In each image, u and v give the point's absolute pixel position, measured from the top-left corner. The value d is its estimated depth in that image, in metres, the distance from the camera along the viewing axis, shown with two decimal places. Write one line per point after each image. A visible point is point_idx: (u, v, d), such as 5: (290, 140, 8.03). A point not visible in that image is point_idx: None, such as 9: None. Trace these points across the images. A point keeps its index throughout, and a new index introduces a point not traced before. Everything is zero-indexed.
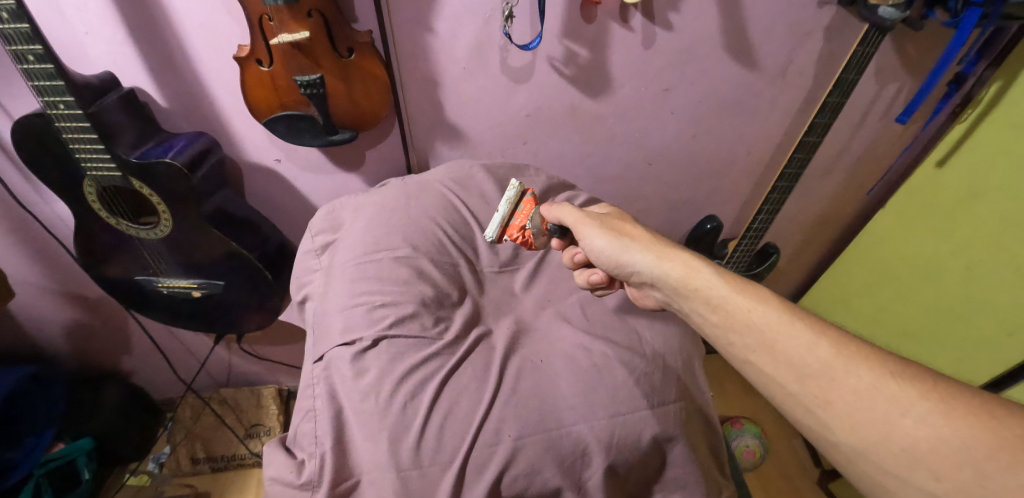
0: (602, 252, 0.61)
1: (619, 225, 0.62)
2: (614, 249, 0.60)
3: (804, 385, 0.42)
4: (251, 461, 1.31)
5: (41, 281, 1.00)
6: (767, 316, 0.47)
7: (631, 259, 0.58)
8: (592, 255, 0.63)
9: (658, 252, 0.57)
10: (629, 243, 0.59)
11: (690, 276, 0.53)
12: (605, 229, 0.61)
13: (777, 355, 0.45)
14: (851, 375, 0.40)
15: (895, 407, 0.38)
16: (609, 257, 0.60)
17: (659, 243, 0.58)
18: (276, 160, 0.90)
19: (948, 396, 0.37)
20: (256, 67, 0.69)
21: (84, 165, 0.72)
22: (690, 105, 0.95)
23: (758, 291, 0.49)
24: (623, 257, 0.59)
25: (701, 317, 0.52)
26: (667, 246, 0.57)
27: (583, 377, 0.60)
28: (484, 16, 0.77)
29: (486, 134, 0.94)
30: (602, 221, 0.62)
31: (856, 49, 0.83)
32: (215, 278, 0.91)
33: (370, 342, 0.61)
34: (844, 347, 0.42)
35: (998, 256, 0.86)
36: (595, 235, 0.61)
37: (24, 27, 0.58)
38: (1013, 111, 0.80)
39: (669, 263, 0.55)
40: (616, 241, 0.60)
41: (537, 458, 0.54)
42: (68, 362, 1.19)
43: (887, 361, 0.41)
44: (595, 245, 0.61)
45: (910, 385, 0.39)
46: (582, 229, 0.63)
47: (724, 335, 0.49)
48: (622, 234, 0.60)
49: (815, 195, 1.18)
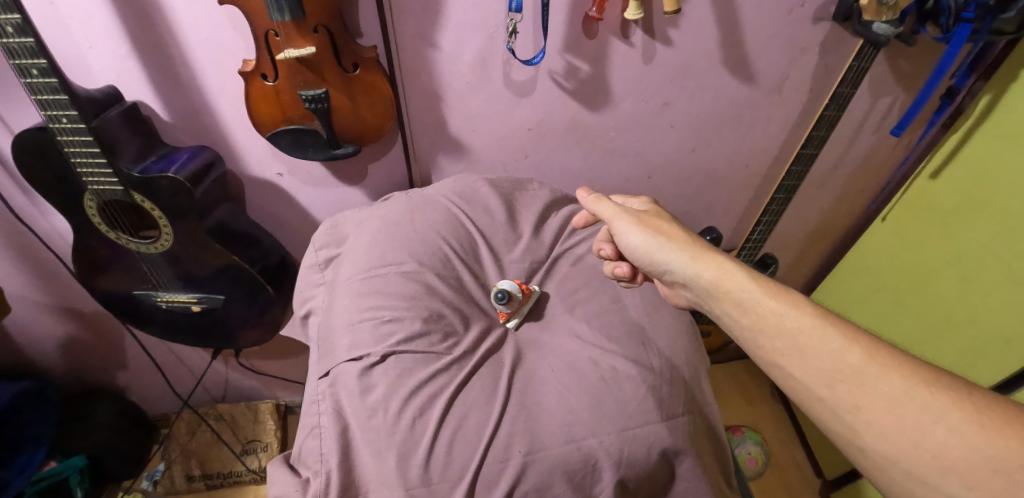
0: (637, 249, 0.62)
1: (657, 222, 0.62)
2: (649, 246, 0.60)
3: (835, 391, 0.43)
4: (247, 478, 1.29)
5: (36, 296, 0.98)
6: (800, 322, 0.47)
7: (665, 258, 0.58)
8: (627, 251, 0.64)
9: (692, 253, 0.57)
10: (665, 243, 0.59)
11: (723, 278, 0.53)
12: (642, 226, 0.61)
13: (807, 360, 0.45)
14: (884, 383, 0.41)
15: (927, 415, 0.38)
16: (643, 254, 0.61)
17: (695, 243, 0.58)
18: (279, 174, 0.90)
19: (981, 405, 0.37)
20: (262, 82, 0.70)
21: (84, 179, 0.72)
22: (690, 118, 0.96)
23: (792, 296, 0.49)
24: (657, 256, 0.59)
25: (731, 319, 0.52)
26: (701, 247, 0.57)
27: (591, 390, 0.59)
28: (488, 32, 0.77)
29: (488, 148, 0.95)
30: (640, 218, 0.62)
31: (851, 64, 0.85)
32: (215, 293, 0.90)
33: (377, 358, 0.60)
34: (877, 354, 0.43)
35: (992, 264, 0.86)
36: (631, 232, 0.62)
37: (29, 40, 0.57)
38: (1005, 122, 0.81)
39: (703, 264, 0.55)
40: (652, 239, 0.60)
41: (548, 474, 0.53)
42: (61, 378, 1.17)
43: (921, 368, 0.41)
44: (630, 241, 0.62)
45: (944, 394, 0.39)
46: (618, 225, 0.63)
47: (754, 339, 0.49)
48: (659, 231, 0.60)
49: (811, 208, 1.20)
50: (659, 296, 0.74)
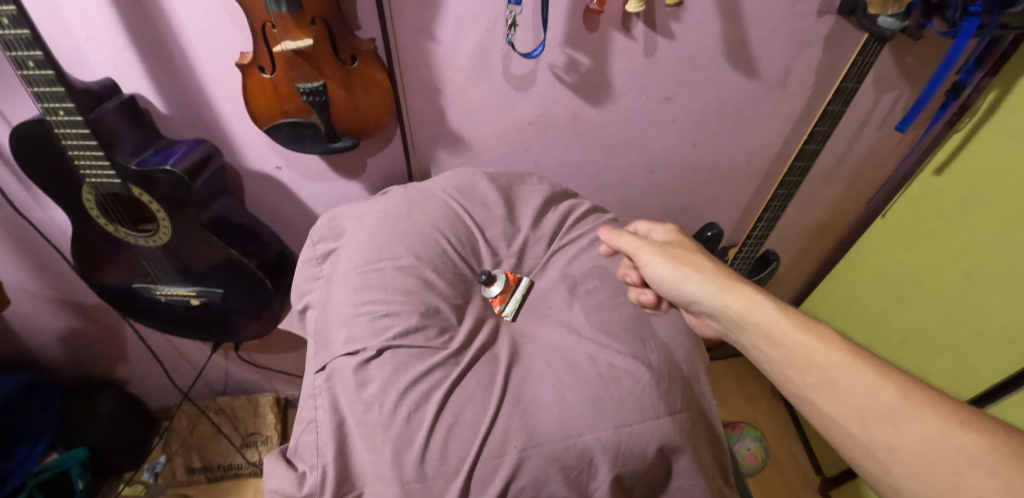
0: (663, 280, 0.60)
1: (682, 253, 0.60)
2: (675, 277, 0.59)
3: (867, 428, 0.42)
4: (247, 471, 1.30)
5: (37, 289, 0.99)
6: (831, 356, 0.46)
7: (692, 289, 0.57)
8: (652, 281, 0.62)
9: (719, 283, 0.55)
10: (691, 273, 0.57)
11: (752, 310, 0.52)
12: (668, 257, 0.60)
13: (839, 395, 0.44)
14: (917, 422, 0.40)
15: (963, 457, 0.37)
16: (669, 285, 0.60)
17: (721, 274, 0.57)
18: (277, 167, 0.89)
19: (1020, 450, 0.36)
20: (259, 75, 0.69)
21: (82, 172, 0.71)
22: (692, 113, 0.95)
23: (822, 329, 0.48)
24: (683, 287, 0.58)
25: (761, 352, 0.51)
26: (729, 278, 0.56)
27: (588, 386, 0.59)
28: (487, 25, 0.77)
29: (488, 143, 0.94)
30: (664, 249, 0.61)
31: (856, 59, 0.84)
32: (213, 286, 0.90)
33: (373, 352, 0.60)
34: (911, 392, 0.42)
35: (995, 262, 0.85)
36: (657, 263, 0.60)
37: (24, 32, 0.57)
38: (1009, 120, 0.80)
39: (730, 295, 0.54)
40: (678, 269, 0.59)
41: (543, 470, 0.53)
42: (62, 370, 1.18)
43: (957, 409, 0.40)
44: (656, 272, 0.61)
45: (980, 436, 0.38)
46: (643, 257, 0.62)
47: (784, 373, 0.48)
48: (685, 262, 0.59)
49: (814, 204, 1.19)
50: None
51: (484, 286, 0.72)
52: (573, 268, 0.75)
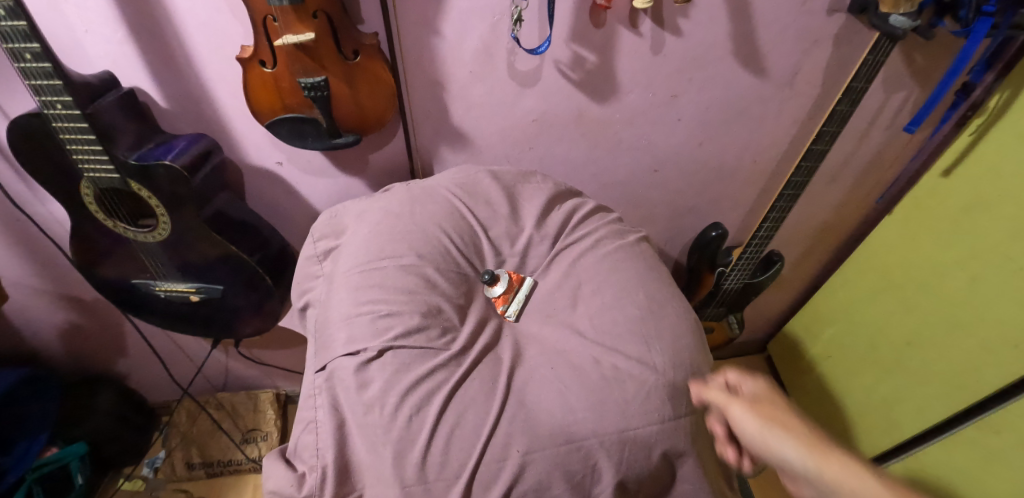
0: (751, 438, 0.53)
1: (778, 411, 0.53)
2: (765, 435, 0.51)
3: None
4: (247, 467, 1.29)
5: (35, 283, 0.98)
6: None
7: (783, 451, 0.49)
8: (739, 439, 0.55)
9: (818, 449, 0.47)
10: (786, 434, 0.50)
11: (859, 489, 0.43)
12: (757, 412, 0.53)
13: None
14: None
15: None
16: (759, 445, 0.52)
17: (823, 439, 0.49)
18: (278, 162, 0.88)
19: None
20: (260, 69, 0.68)
21: (80, 166, 0.71)
22: (698, 112, 0.94)
23: None
24: (774, 446, 0.50)
25: None
26: (832, 447, 0.48)
27: (592, 388, 0.58)
28: (492, 20, 0.75)
29: (491, 140, 0.93)
30: (755, 402, 0.55)
31: (866, 58, 0.82)
32: (214, 282, 0.90)
33: (374, 353, 0.59)
34: None
35: (1000, 265, 0.84)
36: (745, 417, 0.54)
37: (22, 24, 0.55)
38: (1019, 122, 0.79)
39: (831, 466, 0.45)
40: (768, 427, 0.51)
41: (546, 474, 0.52)
42: (62, 364, 1.17)
43: None
44: (745, 428, 0.53)
45: None
46: (732, 410, 0.56)
47: None
48: (779, 422, 0.51)
49: (820, 204, 1.17)
50: (663, 292, 0.72)
51: (486, 286, 0.71)
52: (577, 268, 0.74)
